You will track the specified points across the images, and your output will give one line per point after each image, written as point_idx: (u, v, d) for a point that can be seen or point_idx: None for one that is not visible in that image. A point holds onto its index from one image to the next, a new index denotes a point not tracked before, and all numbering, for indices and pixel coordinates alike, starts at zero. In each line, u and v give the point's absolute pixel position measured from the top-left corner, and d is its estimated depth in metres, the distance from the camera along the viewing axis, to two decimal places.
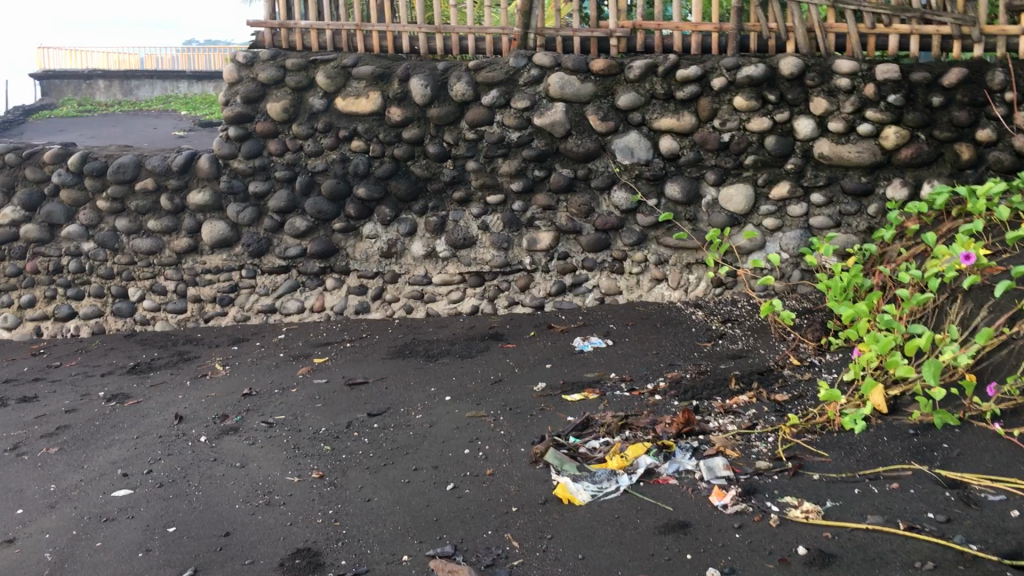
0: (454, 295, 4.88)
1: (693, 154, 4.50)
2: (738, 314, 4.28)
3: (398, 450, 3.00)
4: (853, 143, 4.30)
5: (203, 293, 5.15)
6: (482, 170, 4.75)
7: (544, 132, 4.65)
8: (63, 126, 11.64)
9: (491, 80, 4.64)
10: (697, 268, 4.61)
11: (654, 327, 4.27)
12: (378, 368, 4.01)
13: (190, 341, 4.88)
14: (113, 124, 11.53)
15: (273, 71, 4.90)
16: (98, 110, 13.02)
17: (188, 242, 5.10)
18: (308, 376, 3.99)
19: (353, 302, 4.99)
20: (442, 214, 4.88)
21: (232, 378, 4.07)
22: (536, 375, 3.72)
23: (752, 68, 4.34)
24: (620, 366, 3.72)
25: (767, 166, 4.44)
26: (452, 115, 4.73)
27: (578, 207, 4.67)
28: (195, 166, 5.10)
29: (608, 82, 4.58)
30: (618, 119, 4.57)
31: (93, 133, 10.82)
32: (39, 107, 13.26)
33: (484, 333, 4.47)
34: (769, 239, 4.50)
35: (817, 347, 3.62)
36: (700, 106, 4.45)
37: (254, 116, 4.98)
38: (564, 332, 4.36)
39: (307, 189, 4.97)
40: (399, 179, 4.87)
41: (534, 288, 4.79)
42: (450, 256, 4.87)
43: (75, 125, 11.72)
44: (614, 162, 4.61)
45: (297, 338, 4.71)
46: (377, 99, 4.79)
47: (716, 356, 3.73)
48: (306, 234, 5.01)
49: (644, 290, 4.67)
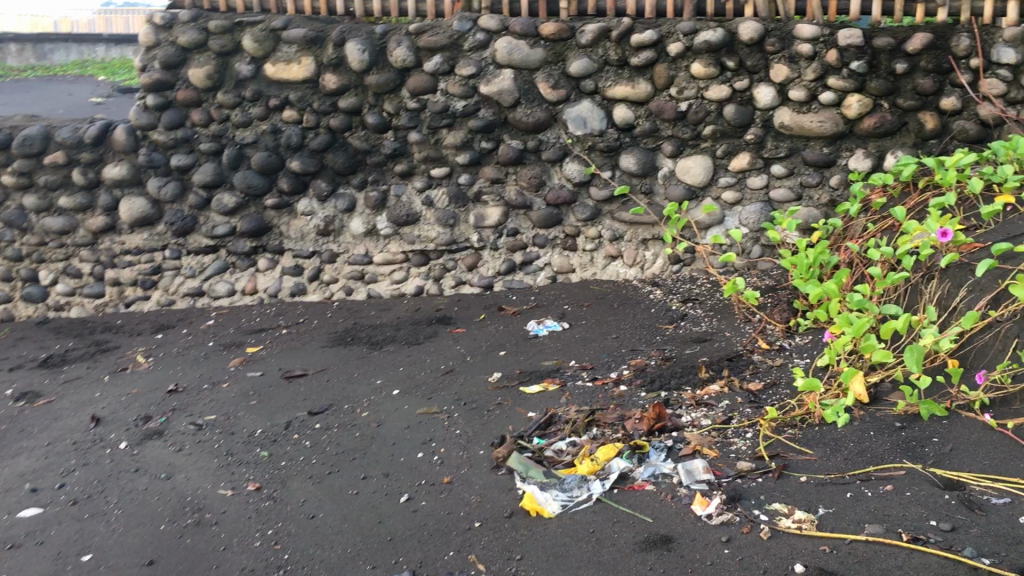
0: (397, 275, 4.59)
1: (649, 124, 4.27)
2: (698, 293, 4.07)
3: (344, 455, 2.74)
4: (815, 112, 4.11)
5: (123, 276, 4.76)
6: (425, 142, 4.45)
7: (491, 101, 4.36)
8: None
9: (433, 45, 4.33)
10: (654, 244, 4.39)
11: (611, 308, 4.04)
12: (317, 358, 3.72)
13: (109, 329, 4.50)
14: (25, 92, 10.76)
15: (194, 34, 4.54)
16: (10, 76, 12.21)
17: (105, 221, 4.71)
18: (241, 369, 3.67)
19: (288, 284, 4.66)
20: (383, 189, 4.57)
21: (156, 372, 3.72)
22: (489, 364, 3.46)
23: (710, 32, 4.10)
24: (579, 353, 3.49)
25: (727, 137, 4.23)
26: (392, 83, 4.41)
27: (528, 180, 4.41)
28: (110, 139, 4.69)
29: (558, 47, 4.29)
30: (570, 87, 4.30)
31: (4, 100, 10.09)
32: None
33: (430, 317, 4.19)
34: (729, 213, 4.30)
35: (785, 329, 3.41)
36: (656, 73, 4.20)
37: (175, 84, 4.60)
38: (516, 314, 4.11)
39: (235, 163, 4.61)
40: (336, 152, 4.54)
41: (482, 267, 4.53)
42: (392, 234, 4.58)
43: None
44: (566, 133, 4.35)
45: (228, 325, 4.37)
46: (310, 65, 4.45)
47: (680, 340, 3.51)
48: (235, 211, 4.66)
49: (598, 268, 4.44)
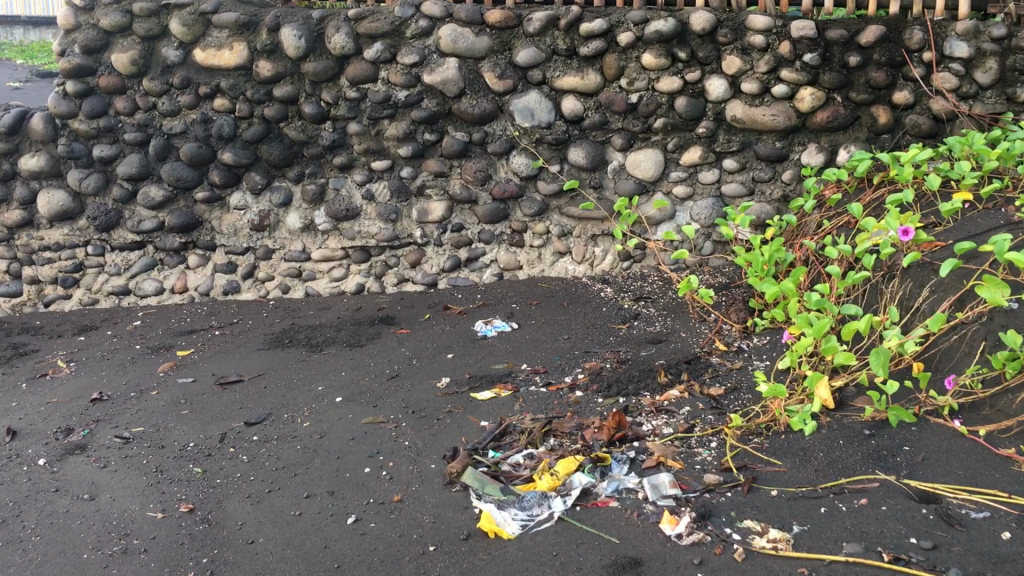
0: (337, 273, 4.40)
1: (598, 117, 4.14)
2: (650, 291, 3.97)
3: (284, 470, 2.55)
4: (768, 105, 4.03)
5: (42, 274, 4.49)
6: (365, 133, 4.26)
7: (434, 91, 4.18)
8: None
9: (374, 32, 4.13)
10: (603, 240, 4.27)
11: (560, 307, 3.91)
12: (253, 362, 3.51)
13: (26, 331, 4.20)
14: None
15: (117, 16, 4.27)
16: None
17: (21, 215, 4.42)
18: (170, 374, 3.43)
19: (220, 282, 4.44)
20: (321, 182, 4.36)
21: (78, 379, 3.45)
22: (438, 368, 3.31)
23: (661, 22, 3.99)
24: (530, 355, 3.35)
25: (678, 130, 4.12)
26: (330, 71, 4.20)
27: (473, 174, 4.25)
28: (26, 127, 4.41)
29: (505, 35, 4.14)
30: (517, 77, 4.15)
31: None
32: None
33: (373, 317, 4.01)
34: (679, 209, 4.20)
35: (742, 330, 3.34)
36: (606, 64, 4.08)
37: (97, 69, 4.33)
38: (463, 313, 3.95)
39: (163, 154, 4.36)
40: (271, 143, 4.32)
41: (426, 263, 4.36)
42: (331, 229, 4.37)
43: None
44: (512, 125, 4.20)
45: (157, 326, 4.12)
46: (243, 51, 4.21)
47: (634, 341, 3.40)
48: (163, 205, 4.40)
49: (546, 264, 4.31)
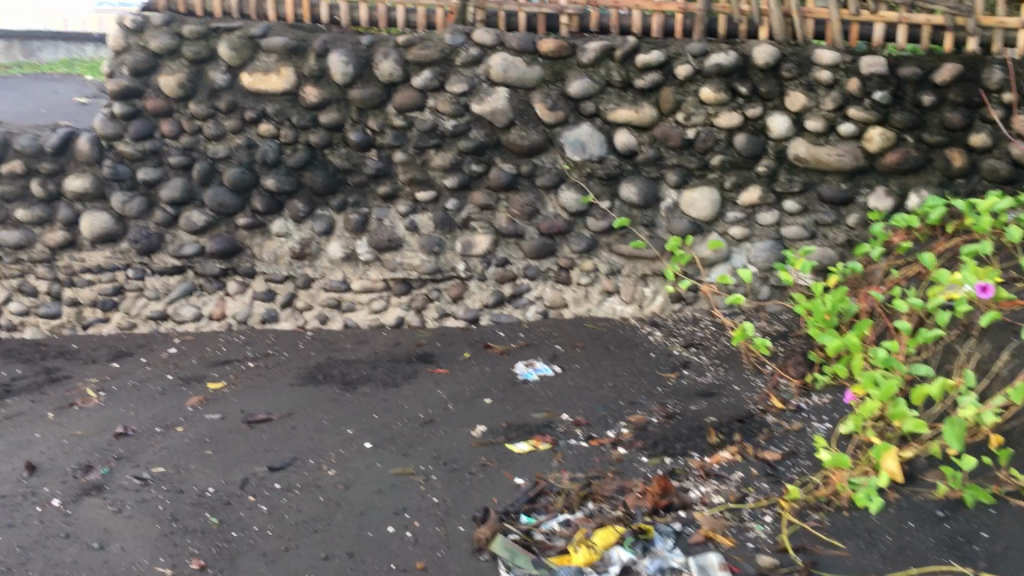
0: (377, 304, 4.25)
1: (652, 152, 3.98)
2: (701, 337, 3.77)
3: (304, 525, 2.42)
4: (833, 145, 3.84)
5: (82, 296, 4.41)
6: (411, 162, 4.14)
7: (483, 121, 4.05)
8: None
9: (423, 60, 4.02)
10: (654, 280, 4.08)
11: (606, 350, 3.73)
12: (283, 400, 3.37)
13: (62, 355, 4.13)
14: (10, 88, 10.42)
15: (166, 39, 4.21)
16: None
17: (64, 236, 4.36)
18: (199, 409, 3.31)
19: (258, 310, 4.31)
20: (364, 212, 4.24)
21: (105, 411, 3.34)
22: (474, 414, 3.14)
23: (722, 55, 3.83)
24: (572, 405, 3.16)
25: (736, 168, 3.94)
26: (377, 98, 4.09)
27: (520, 208, 4.10)
28: (73, 148, 4.35)
29: (558, 65, 4.00)
30: (569, 108, 4.01)
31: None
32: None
33: (411, 354, 3.87)
34: (735, 250, 3.99)
35: (801, 386, 3.15)
36: (662, 97, 3.93)
37: (144, 91, 4.27)
38: (504, 353, 3.79)
39: (206, 178, 4.28)
40: (315, 170, 4.22)
41: (468, 298, 4.20)
42: (372, 260, 4.24)
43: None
44: (562, 158, 4.06)
45: (191, 355, 4.01)
46: (290, 76, 4.13)
47: (683, 394, 3.21)
48: (205, 230, 4.32)
49: (593, 303, 4.12)
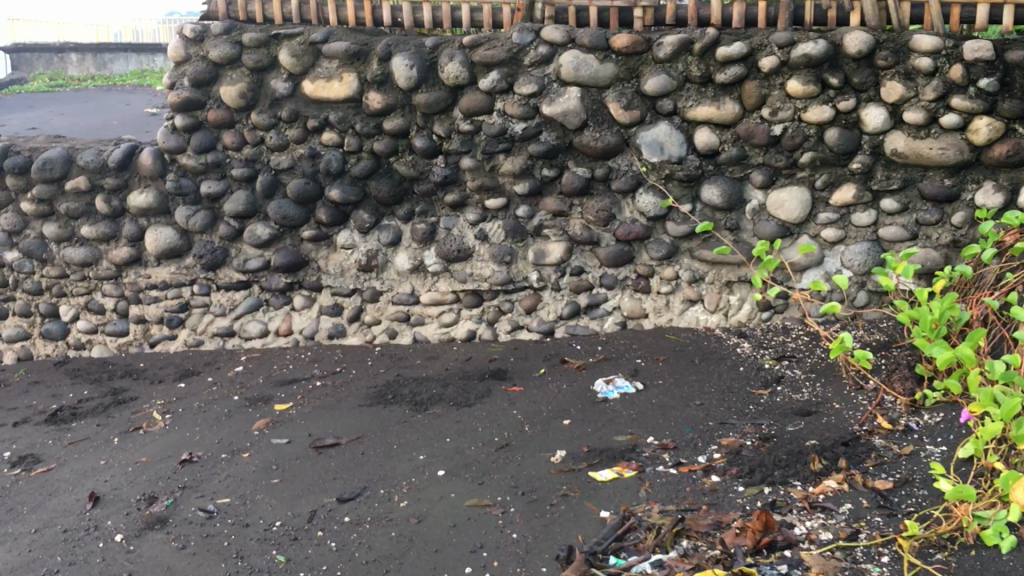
0: (446, 318, 4.09)
1: (735, 150, 3.72)
2: (794, 349, 3.50)
3: (375, 565, 2.24)
4: (935, 137, 3.53)
5: (149, 313, 4.33)
6: (479, 168, 3.95)
7: (554, 123, 3.85)
8: (30, 102, 10.57)
9: (490, 60, 3.83)
10: (739, 287, 3.83)
11: (691, 364, 3.49)
12: (351, 422, 3.22)
13: (129, 374, 4.05)
14: (85, 100, 10.64)
15: (227, 48, 4.10)
16: (72, 83, 12.06)
17: (129, 252, 4.29)
18: (265, 433, 3.18)
19: (326, 325, 4.19)
20: (431, 221, 4.08)
21: (169, 435, 3.23)
22: (553, 437, 2.93)
23: (810, 44, 3.56)
24: (657, 426, 2.94)
25: (828, 166, 3.66)
26: (442, 102, 3.92)
27: (595, 213, 3.88)
28: (136, 163, 4.28)
29: (632, 61, 3.78)
30: (645, 107, 3.78)
31: (63, 109, 9.94)
32: (9, 80, 12.15)
33: (483, 370, 3.68)
34: (829, 254, 3.72)
35: (910, 404, 2.85)
36: (745, 91, 3.67)
37: (205, 102, 4.17)
38: (581, 368, 3.58)
39: (270, 191, 4.17)
40: (380, 179, 4.07)
41: (542, 310, 4.01)
42: (441, 271, 4.07)
43: (46, 101, 10.67)
44: (639, 160, 3.82)
45: (257, 373, 3.89)
46: (352, 82, 3.98)
47: (779, 413, 2.95)
48: (269, 243, 4.20)
49: (674, 313, 3.89)
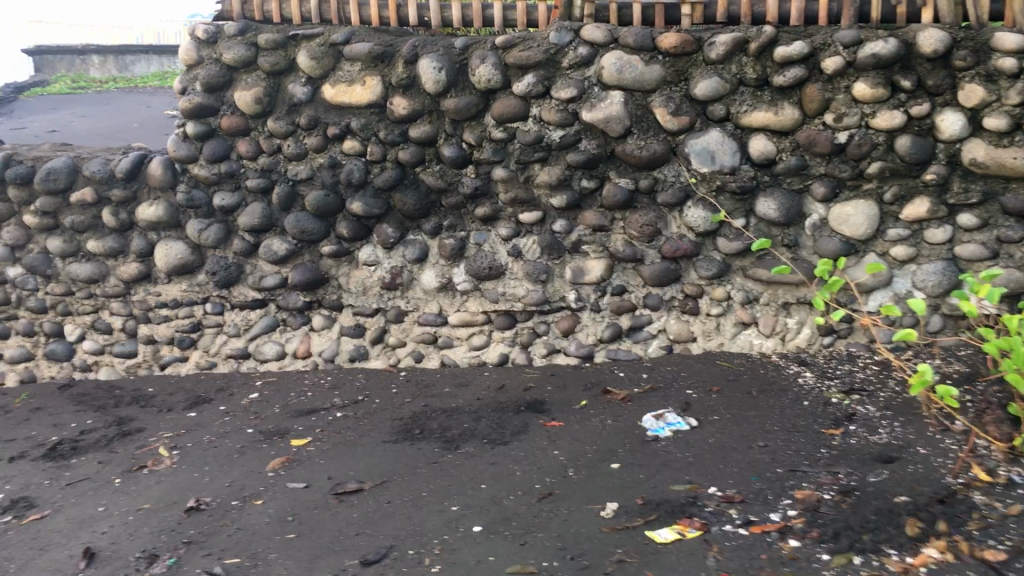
0: (477, 340, 3.78)
1: (795, 160, 3.41)
2: (862, 381, 3.18)
3: None
4: (1020, 146, 3.17)
5: (158, 333, 4.04)
6: (513, 179, 3.65)
7: (595, 130, 3.53)
8: (51, 105, 10.36)
9: (525, 62, 3.52)
10: (798, 309, 3.51)
11: (748, 397, 3.17)
12: (375, 463, 2.92)
13: (136, 402, 3.77)
14: (106, 102, 10.42)
15: (242, 50, 3.81)
16: (94, 86, 11.84)
17: (138, 268, 4.00)
18: (281, 475, 2.88)
19: (347, 347, 3.89)
20: (461, 236, 3.77)
21: (176, 476, 2.94)
22: (602, 485, 2.63)
23: (880, 44, 3.24)
24: (718, 474, 2.64)
25: (898, 177, 3.34)
26: (473, 108, 3.62)
27: (639, 228, 3.57)
28: (145, 173, 4.01)
29: (681, 62, 3.47)
30: (695, 112, 3.47)
31: (82, 112, 9.70)
32: (32, 82, 11.95)
33: (519, 401, 3.36)
34: (898, 273, 3.40)
35: (1009, 453, 2.54)
36: (807, 95, 3.35)
37: (219, 108, 3.89)
38: (627, 400, 3.26)
39: (288, 203, 3.87)
40: (405, 191, 3.77)
41: (580, 332, 3.69)
42: (471, 290, 3.76)
43: (66, 102, 10.47)
44: (688, 170, 3.51)
45: (274, 401, 3.60)
46: (376, 86, 3.69)
47: (856, 459, 2.67)
48: (287, 260, 3.90)
49: (726, 337, 3.57)
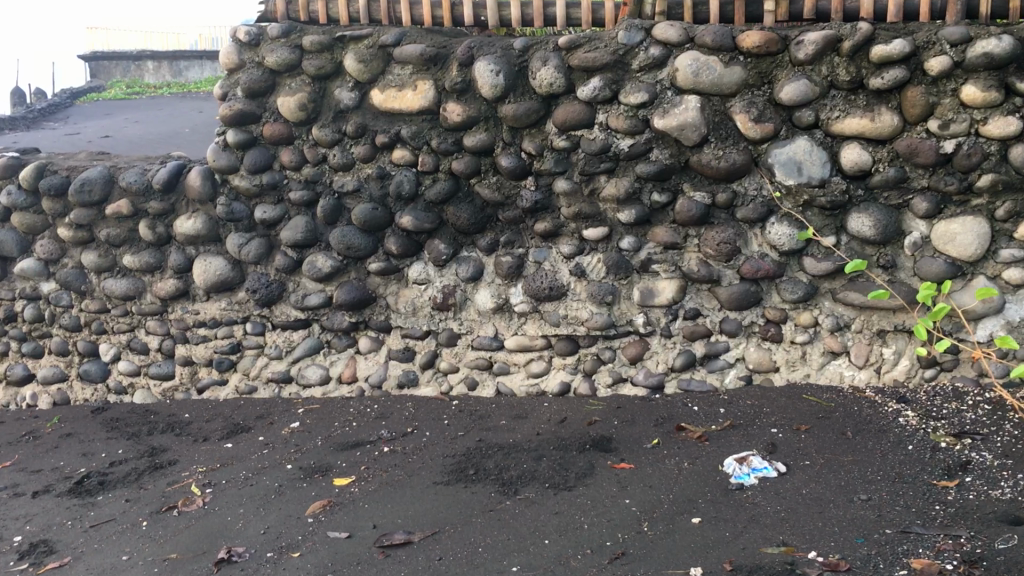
0: (536, 367, 3.47)
1: (894, 172, 3.05)
2: (974, 424, 2.83)
3: None
4: None
5: (196, 354, 3.79)
6: (576, 192, 3.34)
7: (667, 138, 3.21)
8: (105, 111, 10.30)
9: (591, 64, 3.21)
10: (895, 338, 3.16)
11: (842, 439, 2.82)
12: (426, 509, 2.62)
13: (171, 430, 3.53)
14: (160, 107, 10.33)
15: (285, 52, 3.56)
16: (147, 92, 11.77)
17: (175, 285, 3.76)
18: (322, 523, 2.60)
19: (396, 372, 3.61)
20: (519, 253, 3.47)
21: (208, 520, 2.68)
22: (683, 546, 2.30)
23: (992, 41, 2.87)
24: (817, 535, 2.30)
25: (1012, 191, 2.98)
26: (534, 114, 3.32)
27: (716, 246, 3.23)
28: (183, 184, 3.77)
29: (764, 64, 3.13)
30: (779, 119, 3.13)
31: (134, 117, 9.60)
32: (88, 88, 11.95)
33: (583, 437, 3.05)
34: (1011, 299, 3.04)
35: None
36: (908, 99, 2.99)
37: (261, 115, 3.63)
38: (704, 439, 2.93)
39: (333, 217, 3.60)
40: (459, 204, 3.48)
41: (649, 360, 3.36)
42: (530, 312, 3.46)
43: (119, 108, 10.41)
44: (771, 183, 3.17)
45: (317, 432, 3.33)
46: (428, 91, 3.41)
47: (978, 519, 2.31)
48: (331, 277, 3.63)
49: (813, 367, 3.23)
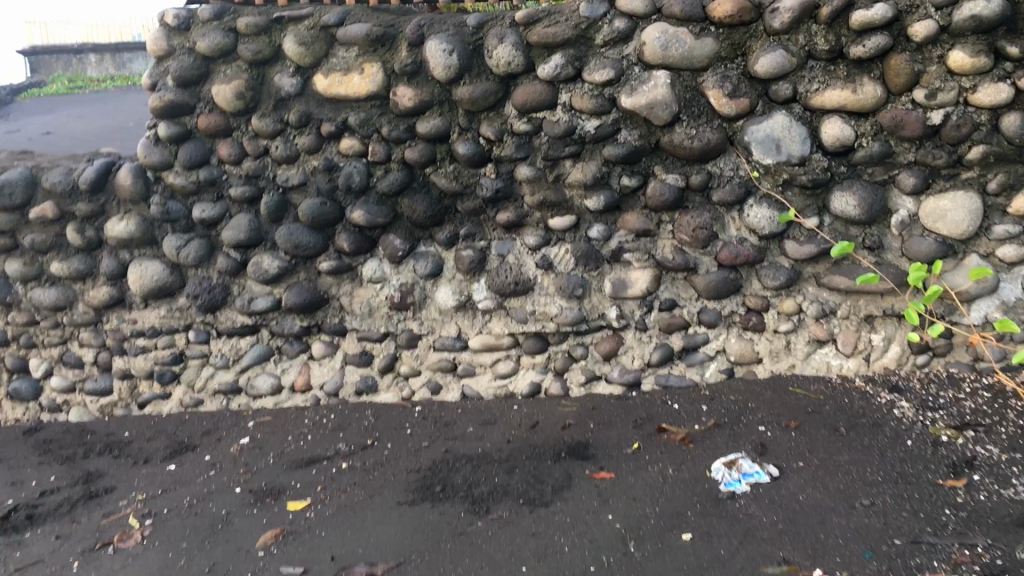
0: (503, 368, 3.22)
1: (878, 146, 2.85)
2: (975, 415, 2.64)
3: None
4: None
5: (135, 366, 3.47)
6: (540, 179, 3.10)
7: (636, 118, 2.99)
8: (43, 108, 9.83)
9: (552, 40, 2.98)
10: (884, 323, 2.97)
11: (836, 436, 2.63)
12: (389, 535, 2.38)
13: (109, 451, 3.23)
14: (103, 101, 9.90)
15: (218, 36, 3.27)
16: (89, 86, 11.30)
17: (108, 292, 3.46)
18: (274, 557, 2.35)
19: (353, 379, 3.33)
20: (480, 246, 3.23)
21: (146, 558, 2.41)
22: (675, 568, 2.09)
23: (980, 2, 2.66)
24: (820, 549, 2.10)
25: (1005, 163, 2.79)
26: (491, 96, 3.08)
27: (692, 232, 3.02)
28: (113, 183, 3.48)
29: (737, 35, 2.92)
30: (755, 94, 2.92)
31: (74, 113, 9.17)
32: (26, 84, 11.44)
33: (557, 444, 2.82)
34: (1006, 278, 2.86)
35: None
36: (892, 68, 2.79)
37: (195, 105, 3.35)
38: (688, 441, 2.71)
39: (278, 213, 3.32)
40: (414, 195, 3.23)
41: (624, 355, 3.14)
42: (494, 309, 3.22)
43: (59, 104, 9.94)
44: (748, 162, 2.96)
45: (269, 449, 3.06)
46: (376, 74, 3.15)
47: (994, 525, 2.13)
48: (278, 279, 3.35)
49: (798, 357, 3.02)
